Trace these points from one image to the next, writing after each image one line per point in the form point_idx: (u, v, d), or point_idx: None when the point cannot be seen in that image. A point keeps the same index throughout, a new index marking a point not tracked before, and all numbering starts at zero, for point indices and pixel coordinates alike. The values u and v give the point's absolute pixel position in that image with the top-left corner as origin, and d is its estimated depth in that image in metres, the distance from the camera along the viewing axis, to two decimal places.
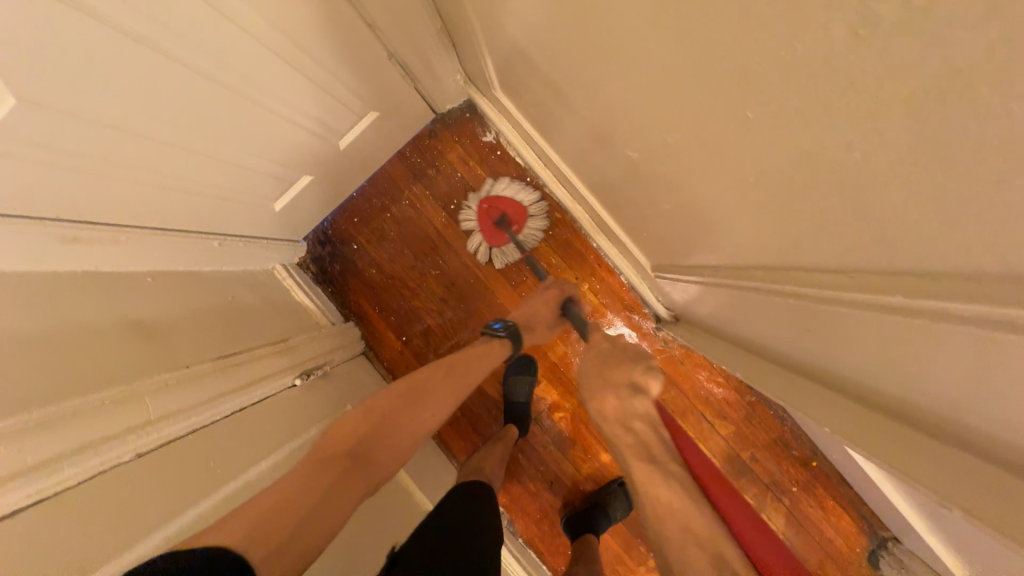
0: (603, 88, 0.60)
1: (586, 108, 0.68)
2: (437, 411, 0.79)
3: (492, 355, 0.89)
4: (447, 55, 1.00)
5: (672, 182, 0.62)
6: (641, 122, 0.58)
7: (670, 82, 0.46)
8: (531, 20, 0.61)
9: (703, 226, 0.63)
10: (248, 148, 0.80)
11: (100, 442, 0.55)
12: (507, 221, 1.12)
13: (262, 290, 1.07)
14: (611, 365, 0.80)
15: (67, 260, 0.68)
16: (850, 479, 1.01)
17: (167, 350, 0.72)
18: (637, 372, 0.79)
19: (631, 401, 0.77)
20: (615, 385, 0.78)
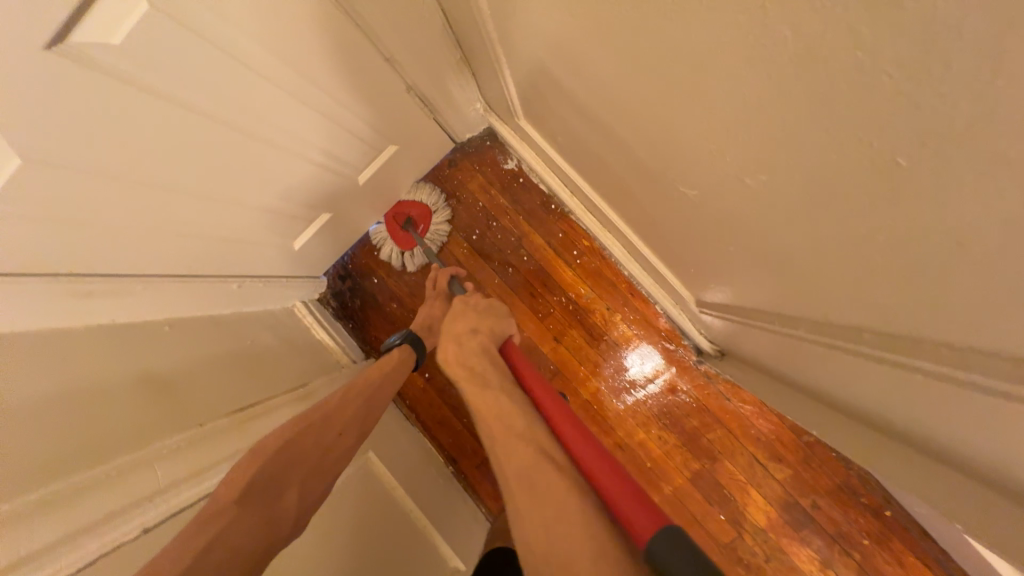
0: (639, 117, 0.54)
1: (619, 136, 0.63)
2: (345, 428, 0.72)
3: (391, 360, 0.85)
4: (466, 84, 0.97)
5: (718, 218, 0.56)
6: (683, 156, 0.51)
7: (722, 122, 0.40)
8: (561, 45, 0.56)
9: (753, 267, 0.56)
10: (263, 190, 0.77)
11: (108, 519, 0.50)
12: (412, 222, 1.13)
13: (282, 330, 1.04)
14: (455, 322, 0.74)
15: (80, 315, 0.65)
16: (934, 533, 0.88)
17: (182, 406, 0.68)
18: (480, 322, 0.74)
19: (469, 339, 0.69)
20: (456, 336, 0.70)
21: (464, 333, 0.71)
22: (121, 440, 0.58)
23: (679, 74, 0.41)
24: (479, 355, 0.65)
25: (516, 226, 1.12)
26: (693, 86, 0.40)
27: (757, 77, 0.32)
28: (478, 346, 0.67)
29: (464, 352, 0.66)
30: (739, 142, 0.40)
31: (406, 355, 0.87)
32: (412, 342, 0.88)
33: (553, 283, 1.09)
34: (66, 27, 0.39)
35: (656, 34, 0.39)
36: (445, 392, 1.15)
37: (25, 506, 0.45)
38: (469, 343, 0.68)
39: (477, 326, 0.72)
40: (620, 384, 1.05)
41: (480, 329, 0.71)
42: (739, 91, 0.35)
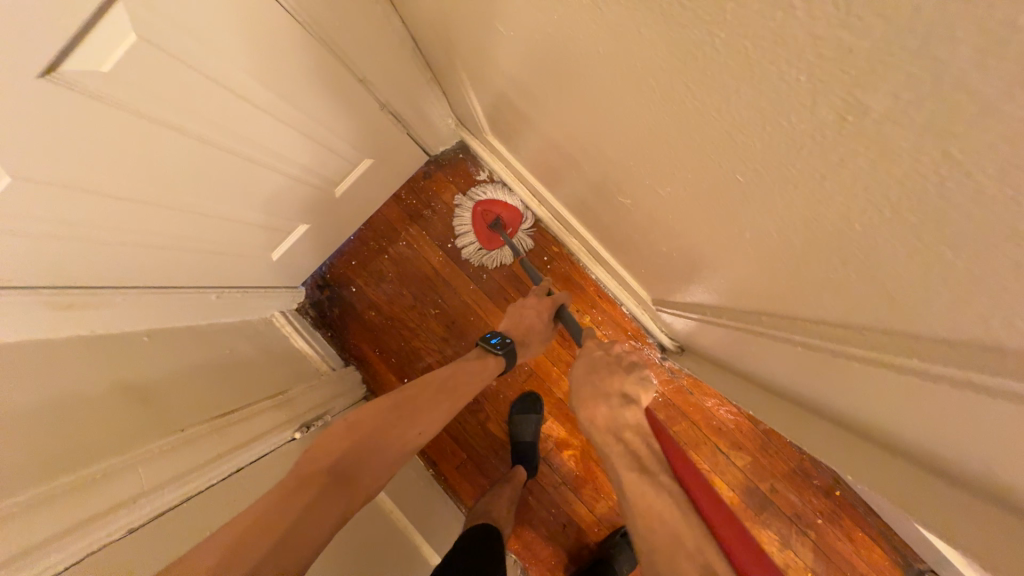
0: (590, 137, 0.61)
1: (577, 155, 0.70)
2: (424, 429, 0.78)
3: (487, 371, 0.89)
4: (437, 101, 1.02)
5: (666, 227, 0.63)
6: (633, 165, 0.57)
7: (658, 133, 0.45)
8: (519, 76, 0.63)
9: (699, 266, 0.63)
10: (241, 203, 0.81)
11: (90, 521, 0.52)
12: (501, 225, 1.13)
13: (260, 339, 1.06)
14: (603, 381, 0.76)
15: (63, 327, 0.67)
16: (878, 509, 0.96)
17: (163, 412, 0.70)
18: (628, 384, 0.76)
19: (620, 411, 0.72)
20: (607, 396, 0.74)
21: (616, 395, 0.74)
22: (101, 446, 0.60)
23: (619, 91, 0.46)
24: (630, 427, 0.69)
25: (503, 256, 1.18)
26: (632, 103, 0.45)
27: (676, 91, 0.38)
28: (633, 419, 0.70)
29: (614, 421, 0.71)
30: (673, 149, 0.46)
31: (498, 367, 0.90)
32: (509, 356, 0.90)
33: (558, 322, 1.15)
34: (61, 56, 0.43)
35: (595, 58, 0.45)
36: None
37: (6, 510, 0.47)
38: (622, 413, 0.71)
39: (625, 394, 0.74)
40: None
41: (631, 397, 0.74)
42: (666, 106, 0.40)
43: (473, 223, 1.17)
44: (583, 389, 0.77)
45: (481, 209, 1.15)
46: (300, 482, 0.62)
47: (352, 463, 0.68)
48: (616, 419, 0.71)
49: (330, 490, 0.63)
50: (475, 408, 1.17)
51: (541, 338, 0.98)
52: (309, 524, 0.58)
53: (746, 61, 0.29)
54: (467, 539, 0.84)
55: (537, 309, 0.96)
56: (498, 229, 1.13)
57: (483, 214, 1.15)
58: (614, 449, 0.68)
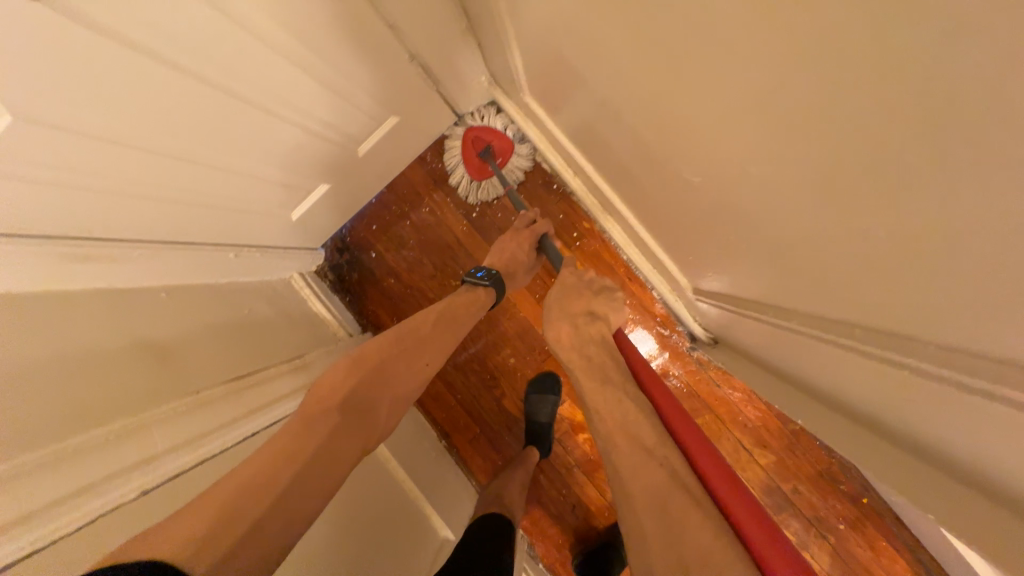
0: (643, 108, 0.54)
1: (624, 128, 0.62)
2: (432, 360, 0.77)
3: (477, 304, 0.85)
4: (472, 55, 0.94)
5: (715, 217, 0.56)
6: (691, 142, 0.49)
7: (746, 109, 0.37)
8: (569, 31, 0.55)
9: (749, 265, 0.57)
10: (260, 158, 0.76)
11: (108, 481, 0.51)
12: (492, 153, 1.05)
13: (279, 301, 1.04)
14: (570, 300, 0.77)
15: (81, 279, 0.65)
16: (907, 521, 0.92)
17: (180, 373, 0.69)
18: (596, 303, 0.77)
19: (587, 326, 0.72)
20: (572, 316, 0.74)
21: (581, 315, 0.74)
22: (119, 406, 0.59)
23: (704, 52, 0.37)
24: (597, 346, 0.68)
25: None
26: (718, 68, 0.37)
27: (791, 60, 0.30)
28: (596, 333, 0.71)
29: (581, 338, 0.70)
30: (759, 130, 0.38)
31: (490, 298, 0.87)
32: (496, 286, 0.87)
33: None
34: None
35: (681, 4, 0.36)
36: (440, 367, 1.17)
37: (19, 468, 0.46)
38: (587, 328, 0.71)
39: (590, 310, 0.75)
40: None
41: (597, 313, 0.75)
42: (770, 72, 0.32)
43: (462, 151, 1.08)
44: (550, 315, 0.76)
45: (471, 136, 1.05)
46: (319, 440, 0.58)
47: (361, 397, 0.66)
48: (581, 335, 0.71)
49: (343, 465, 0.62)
50: (491, 384, 1.15)
51: (526, 269, 0.95)
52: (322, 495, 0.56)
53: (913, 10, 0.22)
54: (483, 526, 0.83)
55: (520, 237, 0.92)
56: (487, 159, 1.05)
57: (472, 141, 1.05)
58: (577, 362, 0.67)
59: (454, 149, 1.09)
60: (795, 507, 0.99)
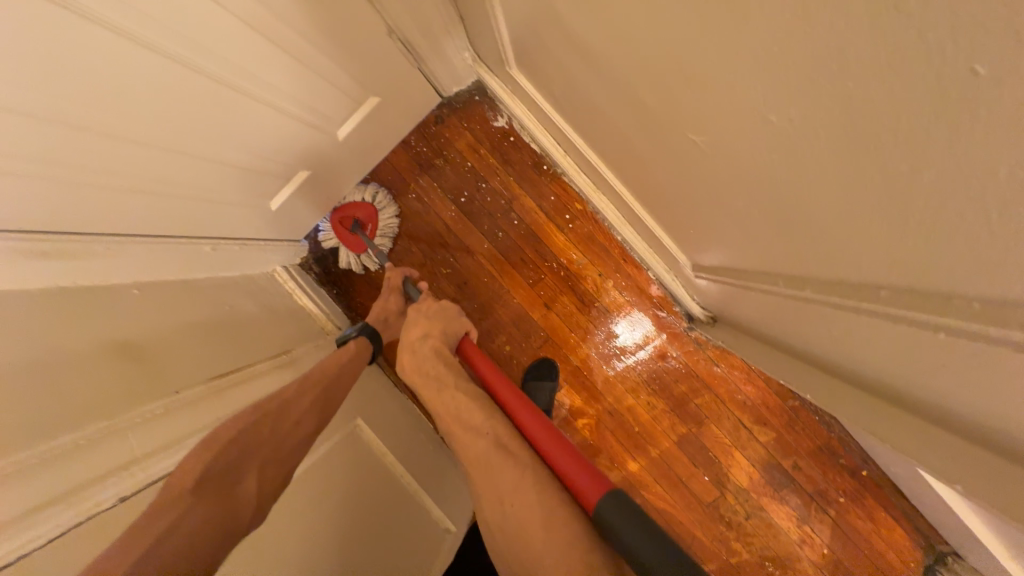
0: (639, 69, 0.50)
1: (619, 92, 0.59)
2: (303, 418, 0.65)
3: (350, 353, 0.81)
4: (454, 28, 0.89)
5: (715, 183, 0.54)
6: (693, 99, 0.44)
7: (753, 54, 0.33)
8: None
9: (749, 233, 0.55)
10: (233, 141, 0.71)
11: (84, 488, 0.48)
12: (359, 225, 1.09)
13: (263, 296, 1.00)
14: (410, 328, 0.77)
15: (47, 275, 0.61)
16: (908, 491, 0.93)
17: (160, 372, 0.66)
18: (433, 324, 0.77)
19: (421, 345, 0.73)
20: (410, 342, 0.74)
21: (418, 338, 0.74)
22: (94, 408, 0.55)
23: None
24: (434, 360, 0.70)
25: (521, 211, 1.07)
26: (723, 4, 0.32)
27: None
28: (431, 351, 0.71)
29: (420, 361, 0.70)
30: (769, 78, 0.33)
31: (364, 349, 0.85)
32: (369, 336, 0.86)
33: (576, 284, 1.05)
34: None
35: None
36: None
37: None
38: (422, 349, 0.72)
39: (428, 330, 0.75)
40: (609, 350, 1.05)
41: (431, 332, 0.75)
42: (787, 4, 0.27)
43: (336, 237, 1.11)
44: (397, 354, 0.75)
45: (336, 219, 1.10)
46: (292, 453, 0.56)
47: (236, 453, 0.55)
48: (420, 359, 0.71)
49: None
50: None
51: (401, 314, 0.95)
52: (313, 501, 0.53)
53: None
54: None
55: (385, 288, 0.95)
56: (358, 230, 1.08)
57: (340, 222, 1.10)
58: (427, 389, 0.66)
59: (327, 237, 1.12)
60: (797, 483, 0.99)
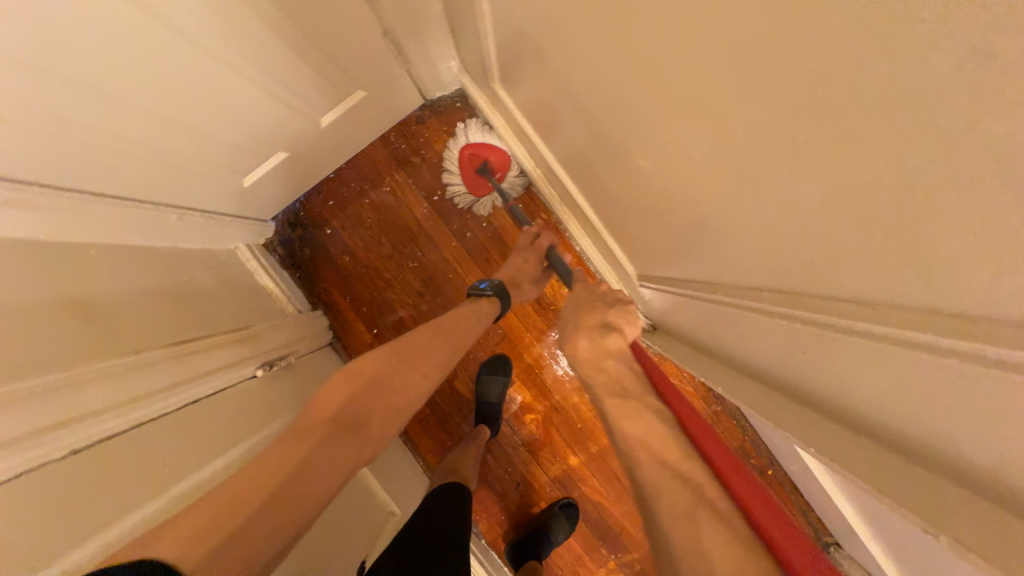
0: (604, 100, 0.59)
1: (586, 117, 0.68)
2: (428, 372, 0.74)
3: (480, 311, 0.87)
4: (444, 38, 0.95)
5: (660, 202, 0.64)
6: (651, 120, 0.52)
7: (701, 83, 0.40)
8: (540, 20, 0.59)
9: (686, 247, 0.65)
10: (215, 113, 0.73)
11: (33, 436, 0.47)
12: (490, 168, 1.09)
13: (223, 271, 0.99)
14: (583, 313, 0.80)
15: (19, 223, 0.59)
16: (802, 488, 1.07)
17: (115, 332, 0.65)
18: (609, 314, 0.79)
19: (601, 334, 0.76)
20: (587, 329, 0.77)
21: (595, 326, 0.78)
22: (50, 360, 0.54)
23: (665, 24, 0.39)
24: (615, 357, 0.72)
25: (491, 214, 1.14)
26: (677, 41, 0.39)
27: (744, 31, 0.32)
28: (614, 346, 0.74)
29: (594, 349, 0.74)
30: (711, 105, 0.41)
31: (492, 308, 0.90)
32: (499, 294, 0.91)
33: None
34: None
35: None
36: None
37: None
38: (606, 342, 0.74)
39: (609, 321, 0.78)
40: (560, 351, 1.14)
41: (611, 325, 0.77)
42: (724, 44, 0.35)
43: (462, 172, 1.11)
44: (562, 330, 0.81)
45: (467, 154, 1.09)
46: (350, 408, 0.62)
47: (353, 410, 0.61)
48: (597, 349, 0.74)
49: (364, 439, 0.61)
50: None
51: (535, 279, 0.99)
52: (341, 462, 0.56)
53: (799, 37, 0.28)
54: (428, 504, 0.79)
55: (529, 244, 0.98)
56: (486, 174, 1.08)
57: (472, 158, 1.09)
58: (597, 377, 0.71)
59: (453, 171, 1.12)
60: None
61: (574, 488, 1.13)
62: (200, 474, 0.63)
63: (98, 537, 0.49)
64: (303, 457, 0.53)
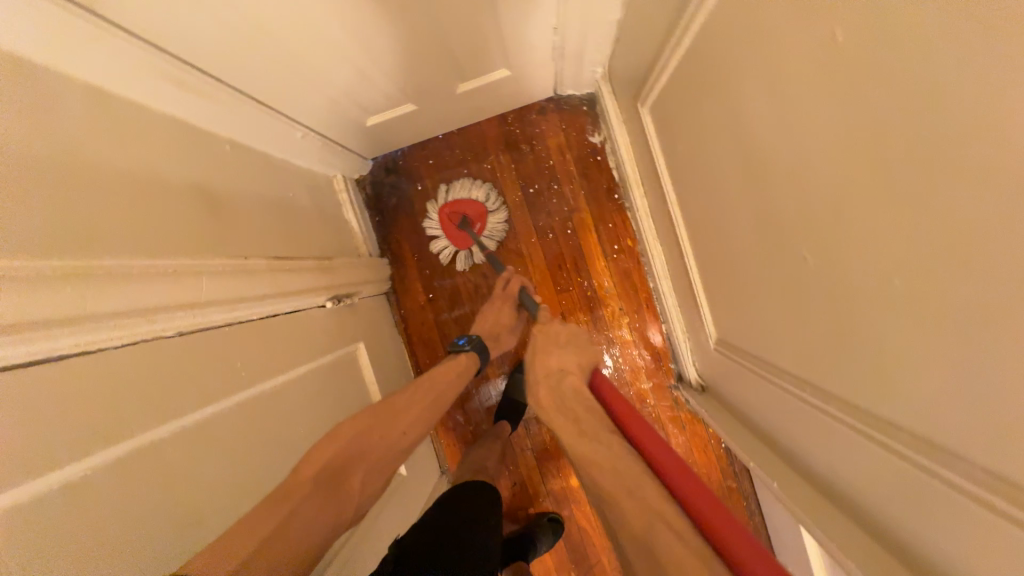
0: (747, 174, 0.58)
1: (716, 178, 0.67)
2: (411, 429, 0.75)
3: (458, 368, 0.90)
4: (603, 48, 0.94)
5: (761, 288, 0.62)
6: (795, 215, 0.50)
7: (893, 203, 0.36)
8: (721, 76, 0.58)
9: (771, 338, 0.64)
10: (367, 49, 0.74)
11: (152, 311, 0.51)
12: (468, 221, 1.12)
13: (319, 196, 1.02)
14: (545, 354, 0.81)
15: (177, 104, 0.63)
16: None
17: (229, 231, 0.69)
18: (567, 358, 0.80)
19: (560, 381, 0.76)
20: (546, 375, 0.78)
21: (554, 370, 0.78)
22: (176, 243, 0.58)
23: (884, 125, 0.35)
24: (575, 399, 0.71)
25: (577, 224, 1.13)
26: (890, 149, 0.35)
27: (983, 180, 0.29)
28: (571, 388, 0.74)
29: (559, 392, 0.74)
30: (893, 224, 0.37)
31: (473, 362, 0.93)
32: (478, 351, 0.94)
33: (597, 308, 1.13)
34: None
35: (892, 68, 0.33)
36: (440, 317, 1.19)
37: (90, 270, 0.46)
38: (562, 385, 0.75)
39: (564, 364, 0.79)
40: None
41: (568, 368, 0.78)
42: (947, 178, 0.31)
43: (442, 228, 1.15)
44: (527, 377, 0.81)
45: (446, 212, 1.13)
46: (331, 466, 0.62)
47: (336, 464, 0.62)
48: (557, 392, 0.74)
49: (338, 491, 0.61)
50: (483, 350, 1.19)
51: (511, 328, 1.02)
52: (310, 514, 0.56)
53: None
54: (454, 497, 0.82)
55: (500, 300, 1.00)
56: (466, 227, 1.11)
57: (449, 216, 1.13)
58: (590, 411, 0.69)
59: (433, 228, 1.16)
60: None
61: (566, 508, 1.15)
62: (263, 386, 0.67)
63: (185, 417, 0.53)
64: (293, 506, 0.54)
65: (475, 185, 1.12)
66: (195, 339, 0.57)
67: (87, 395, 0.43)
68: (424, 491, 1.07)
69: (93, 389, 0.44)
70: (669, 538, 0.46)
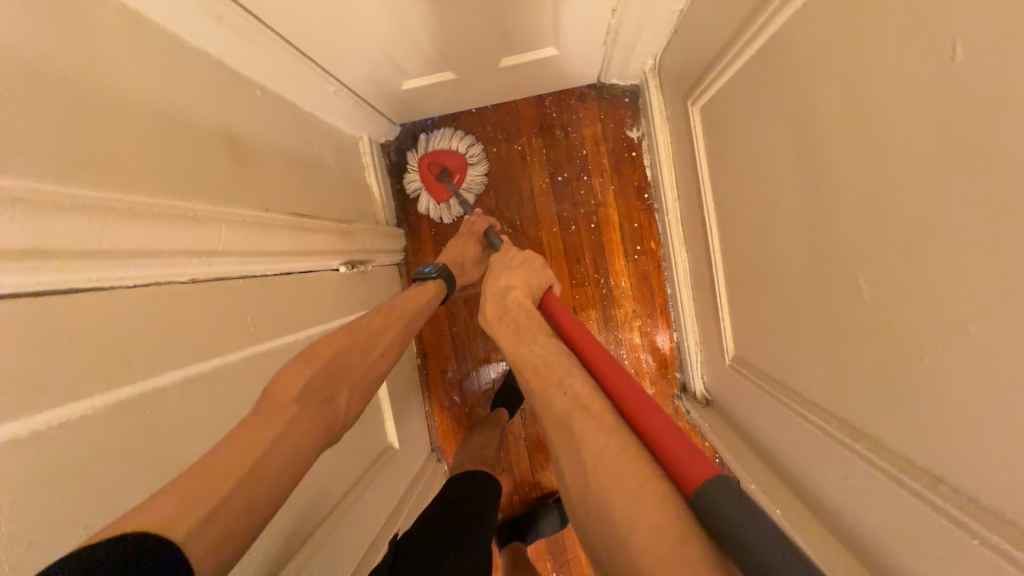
0: (801, 190, 0.56)
1: (764, 191, 0.64)
2: (386, 352, 0.72)
3: (426, 294, 0.84)
4: (658, 38, 0.89)
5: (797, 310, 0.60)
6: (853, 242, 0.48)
7: (967, 246, 0.34)
8: (787, 84, 0.55)
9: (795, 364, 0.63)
10: (418, 10, 0.70)
11: (168, 255, 0.49)
12: (448, 173, 1.08)
13: (344, 156, 0.99)
14: (495, 277, 0.77)
15: (211, 39, 0.60)
16: None
17: (252, 181, 0.67)
18: (514, 277, 0.75)
19: (505, 298, 0.72)
20: (494, 294, 0.74)
21: (501, 288, 0.74)
22: (199, 186, 0.56)
23: (971, 161, 0.33)
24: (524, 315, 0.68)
25: (602, 219, 1.10)
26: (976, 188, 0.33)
27: None
28: (517, 303, 0.70)
29: (504, 310, 0.71)
30: (962, 267, 0.35)
31: (439, 290, 0.88)
32: (446, 278, 0.89)
33: (610, 306, 1.11)
34: None
35: (991, 100, 0.31)
36: None
37: (110, 204, 0.43)
38: (510, 302, 0.71)
39: (510, 282, 0.74)
40: None
41: (514, 285, 0.74)
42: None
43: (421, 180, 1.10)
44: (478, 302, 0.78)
45: (425, 162, 1.08)
46: (316, 386, 0.58)
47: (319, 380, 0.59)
48: (505, 309, 0.70)
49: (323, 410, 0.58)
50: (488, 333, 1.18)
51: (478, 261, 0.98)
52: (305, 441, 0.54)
53: None
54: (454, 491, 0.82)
55: (465, 233, 0.98)
56: (445, 179, 1.07)
57: (428, 166, 1.08)
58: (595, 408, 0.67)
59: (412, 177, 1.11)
60: None
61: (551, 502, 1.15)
62: (271, 344, 0.66)
63: (191, 367, 0.52)
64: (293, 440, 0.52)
65: (457, 136, 1.08)
66: (209, 289, 0.56)
67: (98, 335, 0.42)
68: (415, 467, 1.08)
69: (104, 328, 0.43)
70: (595, 432, 0.43)
